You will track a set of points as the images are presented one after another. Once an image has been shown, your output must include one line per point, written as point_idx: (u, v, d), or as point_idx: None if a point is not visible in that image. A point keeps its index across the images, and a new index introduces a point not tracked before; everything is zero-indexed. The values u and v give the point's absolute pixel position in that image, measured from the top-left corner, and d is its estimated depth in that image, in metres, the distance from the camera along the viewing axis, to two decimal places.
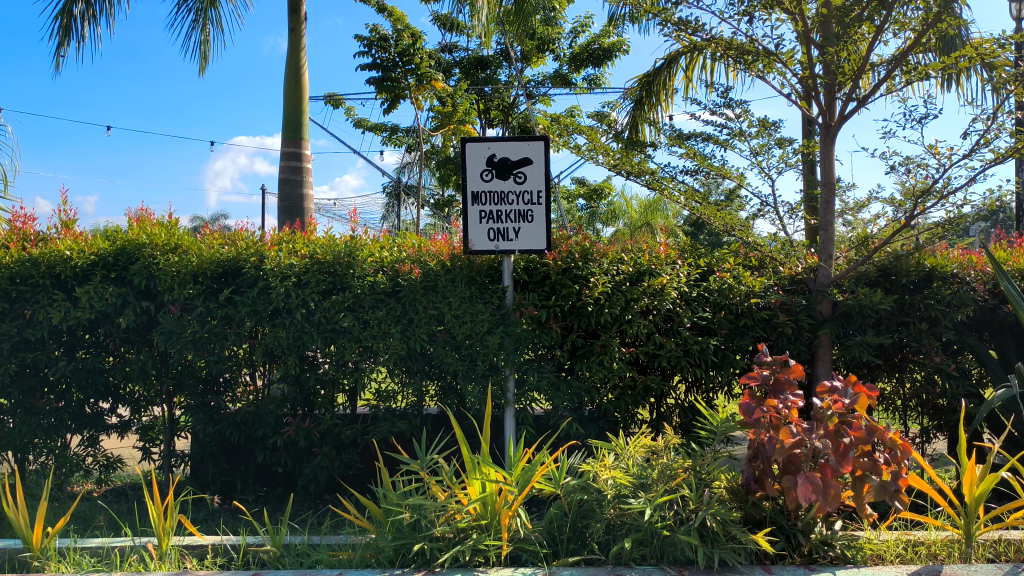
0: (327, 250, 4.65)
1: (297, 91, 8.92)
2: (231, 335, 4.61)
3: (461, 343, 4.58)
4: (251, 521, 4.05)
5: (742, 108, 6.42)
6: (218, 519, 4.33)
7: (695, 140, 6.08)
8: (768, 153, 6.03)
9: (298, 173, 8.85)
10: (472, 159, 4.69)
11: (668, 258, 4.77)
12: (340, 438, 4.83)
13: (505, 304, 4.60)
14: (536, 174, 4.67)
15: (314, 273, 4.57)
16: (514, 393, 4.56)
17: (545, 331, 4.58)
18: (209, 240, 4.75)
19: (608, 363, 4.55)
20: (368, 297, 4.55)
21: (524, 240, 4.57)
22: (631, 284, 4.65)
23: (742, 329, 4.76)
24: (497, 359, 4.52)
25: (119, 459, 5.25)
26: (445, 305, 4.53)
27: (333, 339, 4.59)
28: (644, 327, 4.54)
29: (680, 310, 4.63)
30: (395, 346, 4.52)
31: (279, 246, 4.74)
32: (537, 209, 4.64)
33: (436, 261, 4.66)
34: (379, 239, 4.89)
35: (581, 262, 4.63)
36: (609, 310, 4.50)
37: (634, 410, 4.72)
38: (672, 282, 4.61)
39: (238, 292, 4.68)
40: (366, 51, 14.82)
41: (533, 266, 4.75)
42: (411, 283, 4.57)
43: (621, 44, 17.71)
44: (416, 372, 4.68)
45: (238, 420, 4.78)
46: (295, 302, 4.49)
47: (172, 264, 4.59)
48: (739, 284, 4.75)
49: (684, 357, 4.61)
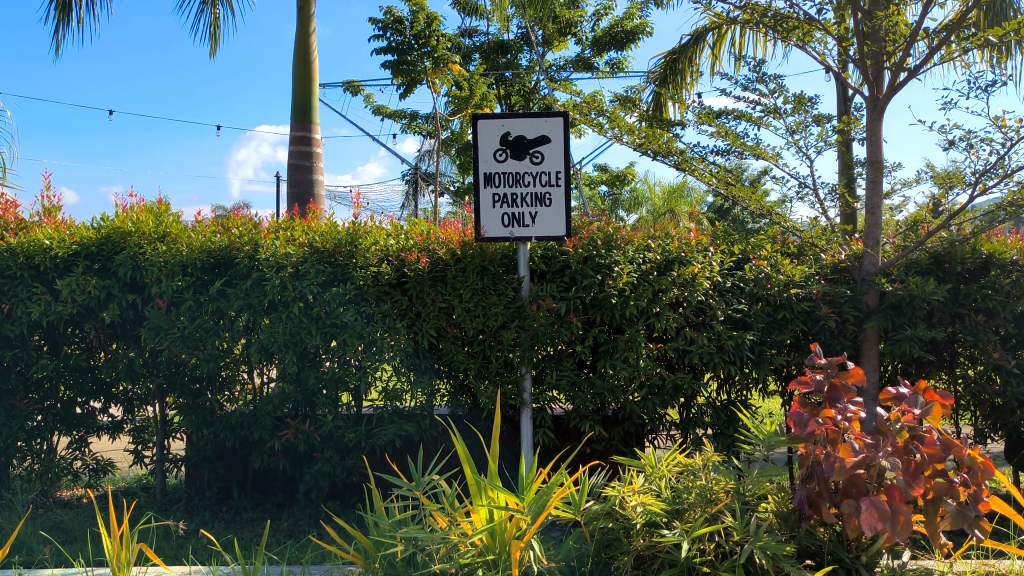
0: (327, 237, 4.26)
1: (307, 74, 8.56)
2: (224, 331, 4.26)
3: (474, 339, 4.22)
4: (218, 549, 3.69)
5: (777, 84, 6.00)
6: (191, 541, 3.97)
7: (727, 117, 5.68)
8: (805, 131, 5.61)
9: (308, 159, 8.50)
10: (485, 138, 4.29)
11: (699, 245, 4.37)
12: (343, 442, 4.45)
13: (521, 296, 4.18)
14: (554, 153, 4.27)
15: (314, 264, 4.19)
16: (531, 390, 4.26)
17: (565, 326, 4.16)
18: (201, 228, 4.40)
19: (635, 360, 4.15)
20: (371, 288, 4.17)
21: (542, 226, 4.18)
22: (659, 273, 4.26)
23: (781, 322, 4.35)
24: (513, 355, 4.19)
25: (110, 463, 4.92)
26: (456, 297, 4.19)
27: (334, 335, 4.23)
28: (674, 320, 4.17)
29: (714, 302, 4.25)
30: (401, 342, 4.20)
31: (276, 233, 4.34)
32: (555, 192, 4.25)
33: (444, 249, 4.28)
34: (387, 226, 4.48)
35: (603, 250, 4.22)
36: (636, 302, 4.11)
37: (662, 411, 4.34)
38: (705, 272, 4.24)
39: (231, 284, 4.29)
40: (381, 34, 14.45)
41: (551, 255, 4.33)
42: (418, 273, 4.22)
43: (644, 26, 17.24)
44: (424, 370, 4.31)
45: (233, 423, 4.43)
46: (291, 295, 4.13)
47: (160, 253, 4.24)
48: (777, 273, 4.36)
49: (717, 353, 4.22)
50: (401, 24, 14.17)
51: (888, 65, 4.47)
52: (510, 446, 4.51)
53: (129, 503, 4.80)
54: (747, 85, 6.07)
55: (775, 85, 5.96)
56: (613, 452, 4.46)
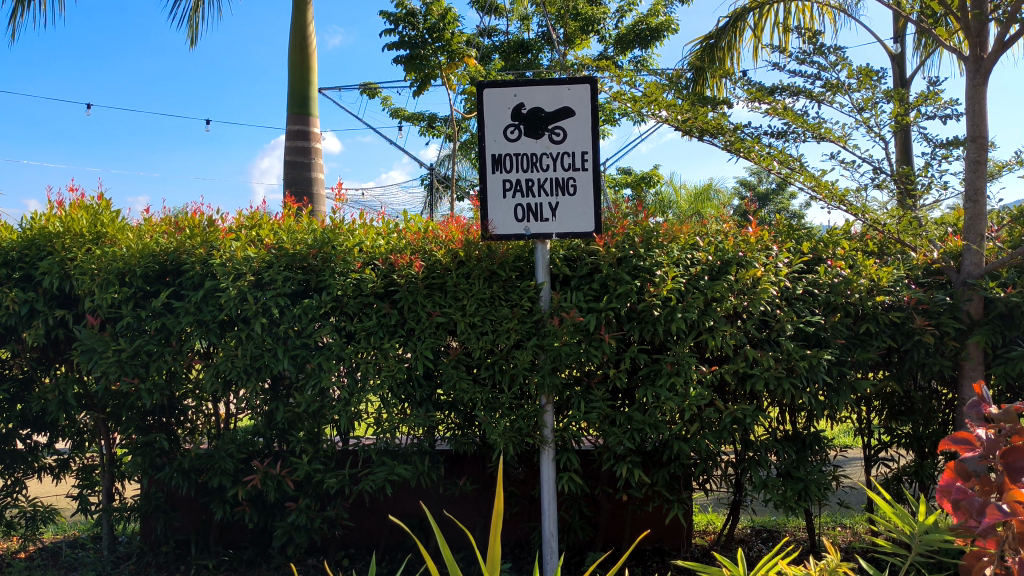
0: (298, 237, 3.46)
1: (303, 62, 7.77)
2: (169, 356, 3.40)
3: (481, 362, 3.38)
4: None
5: (839, 58, 5.13)
6: None
7: (781, 94, 4.84)
8: (875, 109, 4.78)
9: (305, 155, 7.70)
10: (493, 110, 3.43)
11: (760, 242, 3.55)
12: (322, 489, 3.60)
13: (539, 308, 3.37)
14: (579, 130, 3.42)
15: (284, 270, 3.38)
16: (553, 425, 3.42)
17: (595, 344, 3.31)
18: (146, 228, 3.57)
19: (682, 387, 3.30)
20: (352, 300, 3.35)
21: (564, 220, 3.38)
22: (713, 279, 3.44)
23: (863, 338, 3.51)
24: (530, 382, 3.35)
25: (52, 510, 4.11)
26: (458, 311, 3.35)
27: (306, 359, 3.39)
28: (731, 336, 3.34)
29: (781, 313, 3.40)
30: (391, 367, 3.33)
31: (238, 233, 3.53)
32: (581, 177, 3.42)
33: (444, 250, 3.45)
34: (376, 224, 3.68)
35: (642, 250, 3.39)
36: (684, 315, 3.26)
37: (717, 450, 3.46)
38: (769, 275, 3.40)
39: (181, 295, 3.48)
40: (393, 29, 13.65)
41: (576, 256, 3.50)
42: (411, 280, 3.37)
43: (669, 23, 16.31)
44: (421, 401, 3.45)
45: (186, 467, 3.60)
46: (253, 309, 3.30)
47: (93, 259, 3.43)
48: (857, 276, 3.53)
49: (787, 377, 3.35)
50: (414, 17, 13.34)
51: (994, 17, 3.69)
52: (528, 493, 3.66)
53: (70, 561, 3.98)
54: (803, 59, 5.22)
55: (836, 56, 5.13)
56: (655, 499, 3.59)
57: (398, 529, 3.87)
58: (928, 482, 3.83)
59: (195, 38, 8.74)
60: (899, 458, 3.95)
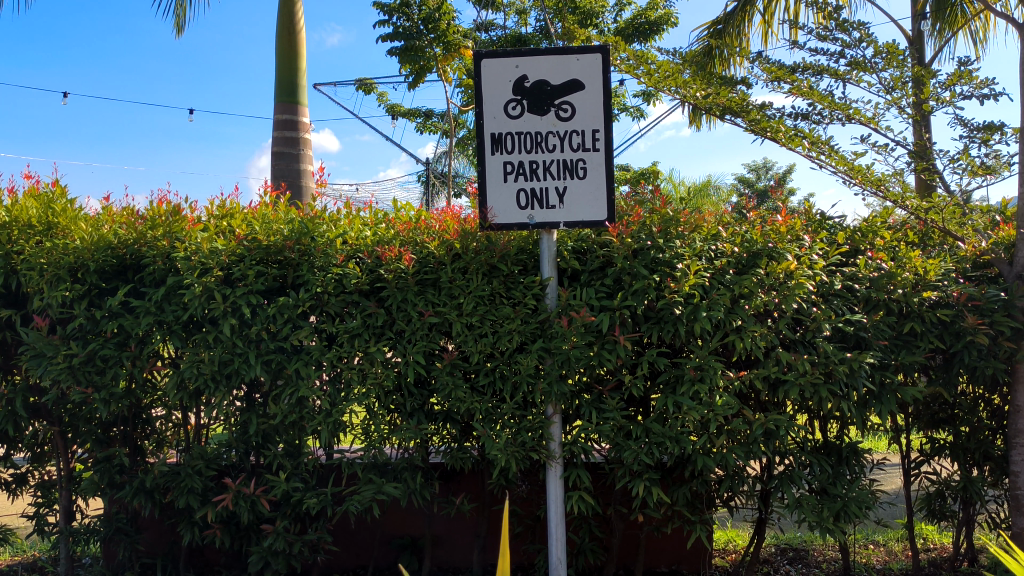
0: (274, 228, 3.07)
1: (291, 48, 7.38)
2: (127, 362, 3.00)
3: (480, 366, 2.99)
4: None
5: (864, 35, 4.75)
6: None
7: (804, 72, 4.47)
8: (905, 89, 4.41)
9: (293, 145, 7.30)
10: (492, 83, 3.05)
11: (791, 232, 3.17)
12: (302, 509, 3.21)
13: (544, 306, 2.99)
14: (589, 105, 3.04)
15: (256, 264, 2.99)
16: (561, 437, 3.03)
17: (608, 347, 2.93)
18: (103, 219, 3.18)
19: (707, 395, 2.93)
20: (334, 298, 2.96)
21: (573, 208, 2.99)
22: (740, 272, 3.07)
23: (907, 339, 3.13)
24: (535, 390, 2.97)
25: (6, 531, 3.71)
26: (454, 310, 2.97)
27: (282, 365, 3.00)
28: (762, 338, 2.95)
29: (817, 311, 3.02)
30: (378, 373, 2.94)
31: (206, 223, 3.15)
32: (591, 159, 3.04)
33: (438, 242, 3.07)
34: (363, 214, 3.31)
35: (661, 240, 3.00)
36: (709, 314, 2.88)
37: (746, 465, 3.07)
38: (804, 269, 3.02)
39: (141, 293, 3.08)
40: (387, 19, 13.23)
41: (586, 248, 3.12)
42: (400, 275, 2.98)
43: (669, 16, 15.87)
44: (412, 412, 3.06)
45: (149, 486, 3.21)
46: (221, 309, 2.91)
47: (42, 253, 3.04)
48: (901, 269, 3.15)
49: (825, 384, 2.97)
50: (408, 7, 12.90)
51: None
52: (532, 512, 3.28)
53: None
54: (825, 36, 4.85)
55: (861, 33, 4.76)
56: (675, 520, 3.20)
57: (387, 551, 3.49)
58: (975, 498, 3.45)
59: (180, 25, 8.35)
60: (941, 470, 3.57)
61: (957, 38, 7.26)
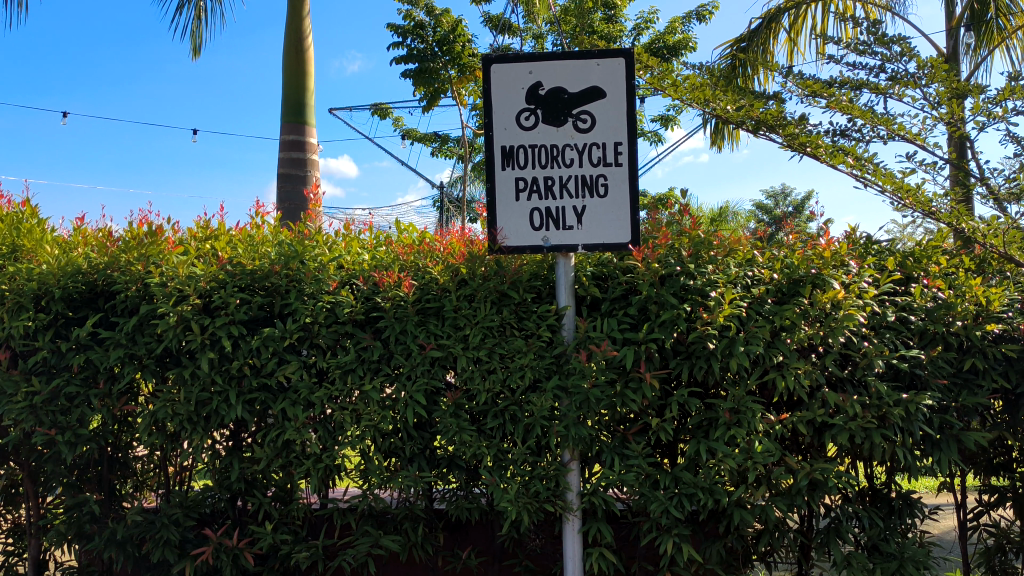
0: (261, 251, 2.77)
1: (299, 67, 7.11)
2: (94, 400, 2.69)
3: (489, 406, 2.66)
4: None
5: (905, 49, 4.44)
6: None
7: (841, 87, 4.16)
8: (952, 104, 4.09)
9: (300, 166, 6.99)
10: (503, 91, 2.75)
11: (837, 257, 2.84)
12: (290, 564, 2.87)
13: (561, 339, 2.68)
14: (610, 115, 2.72)
15: (240, 291, 2.68)
16: (579, 486, 2.70)
17: (633, 385, 2.60)
18: (74, 242, 2.87)
19: (744, 440, 2.59)
20: (326, 329, 2.65)
21: (592, 229, 2.68)
22: (780, 302, 2.75)
23: (967, 377, 2.80)
24: (550, 433, 2.64)
25: None
26: (459, 343, 2.64)
27: (267, 404, 2.68)
28: (806, 375, 2.62)
29: (868, 346, 2.69)
30: (373, 413, 2.61)
31: (188, 246, 2.85)
32: (613, 175, 2.72)
33: (442, 266, 2.75)
34: (368, 238, 3.09)
35: (691, 265, 2.68)
36: (747, 348, 2.55)
37: (787, 518, 2.72)
38: (852, 298, 2.69)
39: (112, 324, 2.77)
40: (402, 41, 13.00)
41: (607, 274, 2.80)
42: (399, 303, 2.67)
43: (688, 41, 15.59)
44: (412, 457, 2.73)
45: (120, 537, 2.88)
46: (198, 341, 2.59)
47: (4, 278, 2.74)
48: (959, 299, 2.82)
49: (878, 428, 2.63)
50: (423, 29, 12.66)
51: None
52: (548, 568, 2.93)
53: None
54: (862, 50, 4.55)
55: (902, 46, 4.45)
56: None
57: None
58: None
59: (191, 45, 8.12)
60: (1002, 521, 3.21)
61: (992, 57, 6.92)
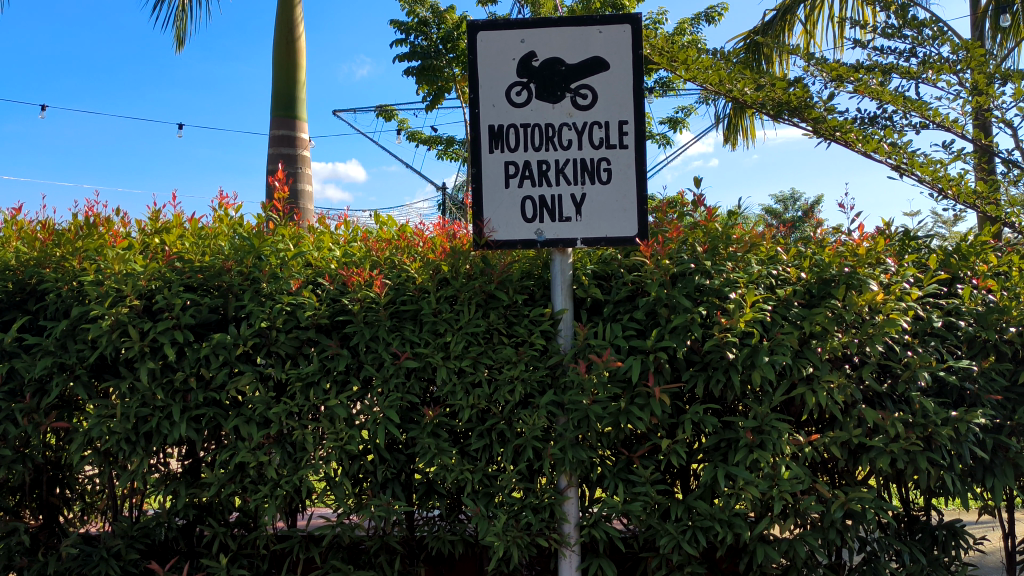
0: (215, 245, 2.42)
1: (290, 60, 6.77)
2: (21, 416, 2.34)
3: (473, 425, 2.31)
4: None
5: (938, 31, 4.08)
6: None
7: (871, 72, 3.80)
8: (992, 89, 3.73)
9: (291, 163, 6.62)
10: (490, 62, 2.40)
11: (874, 253, 2.49)
12: None
13: (557, 347, 2.33)
14: (614, 90, 2.37)
15: (187, 292, 2.34)
16: (577, 517, 2.35)
17: (639, 401, 2.24)
18: (5, 235, 2.53)
19: (769, 465, 2.23)
20: (285, 335, 2.30)
21: (593, 222, 2.34)
22: (809, 305, 2.39)
23: (1023, 392, 2.43)
24: (544, 456, 2.29)
25: None
26: (438, 352, 2.29)
27: (218, 422, 2.33)
28: (840, 390, 2.27)
29: (911, 355, 2.33)
30: (339, 433, 2.26)
31: (132, 240, 2.50)
32: (616, 159, 2.37)
33: (420, 263, 2.40)
34: (344, 236, 2.74)
35: (707, 262, 2.33)
36: (772, 359, 2.19)
37: (818, 555, 2.36)
38: (893, 300, 2.33)
39: (44, 329, 2.43)
40: (404, 38, 12.66)
41: (611, 272, 2.45)
42: (371, 306, 2.32)
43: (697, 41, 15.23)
44: (386, 482, 2.38)
45: (55, 571, 2.53)
46: (137, 348, 2.24)
47: None
48: (1014, 302, 2.46)
49: (923, 451, 2.27)
50: (426, 26, 12.32)
51: None
52: None
53: None
54: (890, 33, 4.19)
55: (934, 28, 4.09)
56: None
57: None
58: None
59: (182, 41, 7.78)
60: None
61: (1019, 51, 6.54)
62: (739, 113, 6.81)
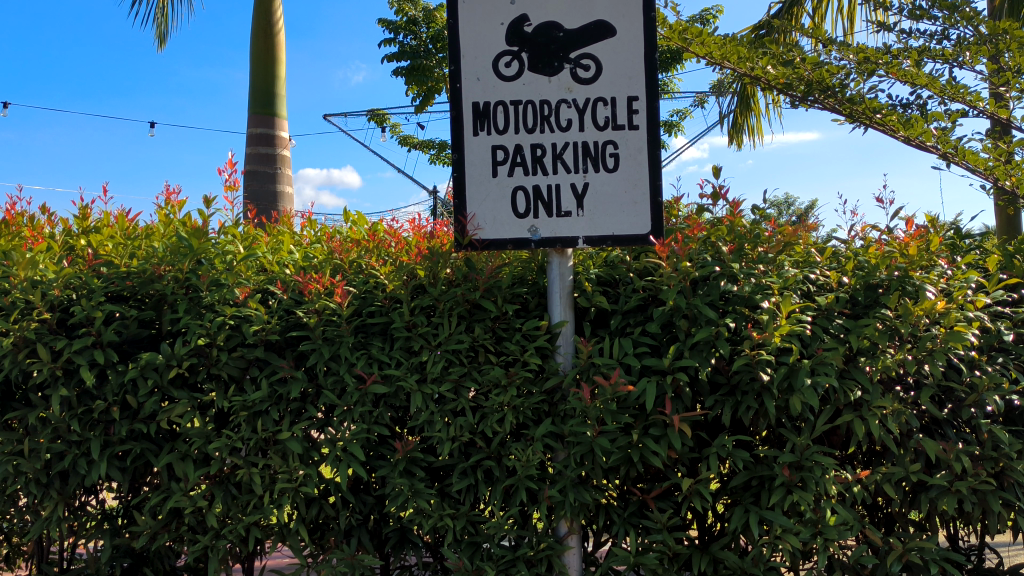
0: (147, 247, 2.04)
1: (270, 54, 6.37)
2: None
3: (455, 461, 1.93)
4: None
5: (971, 13, 3.72)
6: None
7: (901, 55, 3.44)
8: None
9: (269, 162, 6.21)
10: (475, 28, 2.02)
11: (928, 254, 2.11)
12: None
13: (555, 367, 1.95)
14: (621, 60, 2.00)
15: (112, 303, 1.96)
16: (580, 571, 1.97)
17: (654, 433, 1.86)
18: None
19: (811, 509, 1.86)
20: (227, 353, 1.91)
21: (598, 218, 1.97)
22: (853, 317, 2.02)
23: None
24: (540, 498, 1.91)
25: None
26: (412, 374, 1.90)
27: (150, 459, 1.95)
28: (894, 418, 1.89)
29: (977, 376, 1.96)
30: (294, 472, 1.88)
31: (52, 242, 2.12)
32: (625, 142, 1.99)
33: (392, 267, 2.02)
34: (307, 236, 2.36)
35: (735, 265, 1.95)
36: (816, 382, 1.81)
37: None
38: (955, 310, 1.96)
39: None
40: (393, 38, 12.29)
41: (619, 277, 2.07)
42: (332, 318, 1.93)
43: None
44: (353, 528, 2.00)
45: None
46: (47, 372, 1.86)
47: None
48: None
49: (994, 490, 1.91)
50: (415, 26, 11.93)
51: None
52: None
53: None
54: (918, 16, 3.82)
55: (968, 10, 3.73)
56: None
57: None
58: None
59: (158, 35, 7.40)
60: None
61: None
62: (745, 108, 6.43)
